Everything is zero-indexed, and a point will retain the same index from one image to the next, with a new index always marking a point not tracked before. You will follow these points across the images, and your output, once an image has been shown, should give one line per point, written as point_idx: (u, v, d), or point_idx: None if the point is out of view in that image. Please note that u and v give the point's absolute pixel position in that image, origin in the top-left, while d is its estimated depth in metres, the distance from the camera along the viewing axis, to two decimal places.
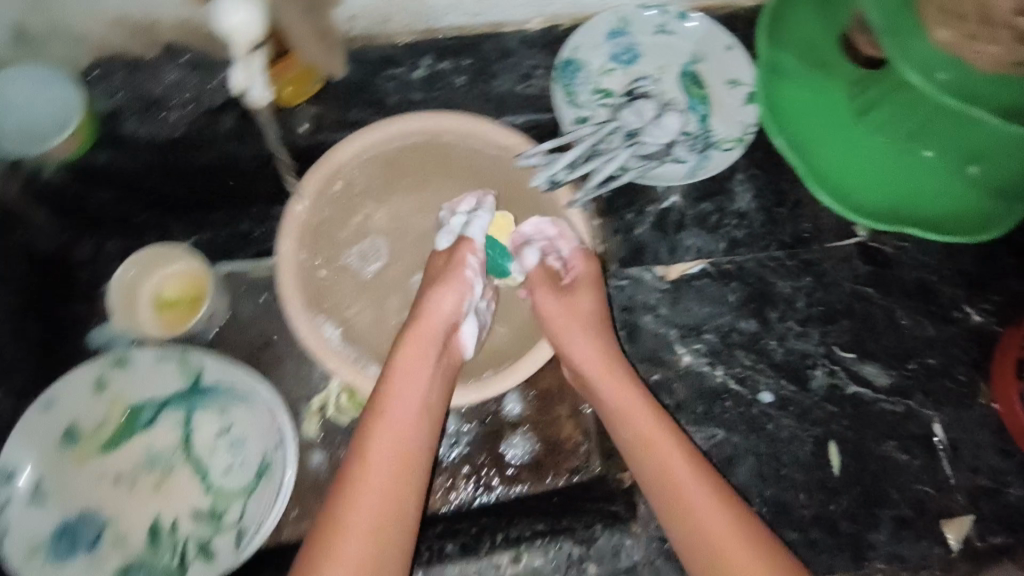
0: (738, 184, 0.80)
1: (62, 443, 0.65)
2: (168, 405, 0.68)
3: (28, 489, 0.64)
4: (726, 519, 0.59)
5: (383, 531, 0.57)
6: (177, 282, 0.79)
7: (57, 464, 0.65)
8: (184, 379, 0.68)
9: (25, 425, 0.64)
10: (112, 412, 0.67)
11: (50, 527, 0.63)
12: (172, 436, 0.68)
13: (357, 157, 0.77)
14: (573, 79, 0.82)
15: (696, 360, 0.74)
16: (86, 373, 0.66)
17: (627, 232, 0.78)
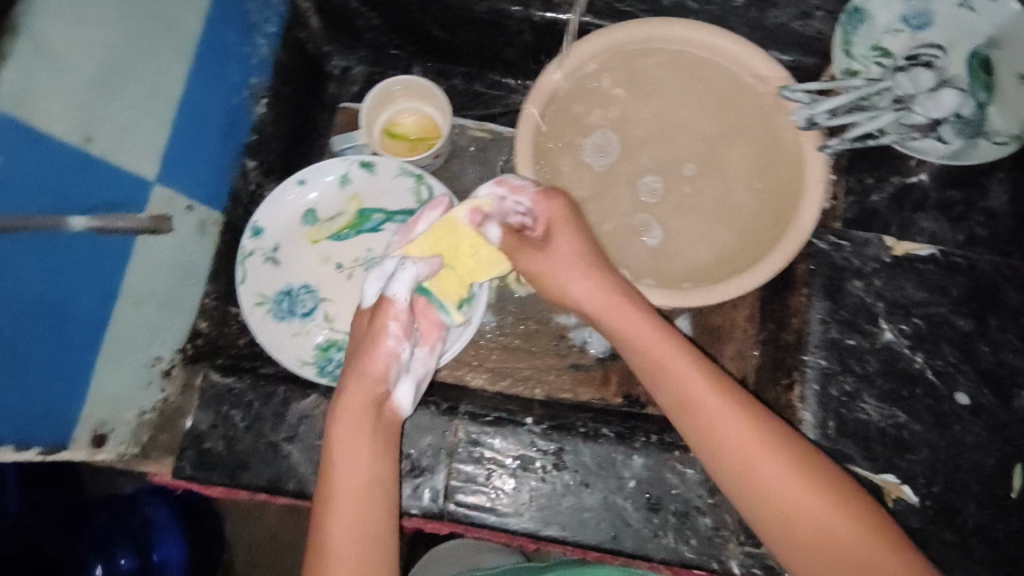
0: (997, 182, 0.75)
1: (302, 221, 0.75)
2: (393, 218, 0.76)
3: (268, 250, 0.73)
4: (773, 455, 0.55)
5: (361, 447, 0.58)
6: (416, 120, 0.85)
7: (293, 238, 0.75)
8: (414, 199, 0.76)
9: (282, 194, 0.74)
10: (347, 210, 0.76)
11: (278, 287, 0.73)
12: (389, 248, 0.76)
13: (619, 46, 0.77)
14: (856, 28, 0.79)
15: (897, 339, 0.71)
16: (335, 166, 0.76)
17: (861, 195, 0.76)
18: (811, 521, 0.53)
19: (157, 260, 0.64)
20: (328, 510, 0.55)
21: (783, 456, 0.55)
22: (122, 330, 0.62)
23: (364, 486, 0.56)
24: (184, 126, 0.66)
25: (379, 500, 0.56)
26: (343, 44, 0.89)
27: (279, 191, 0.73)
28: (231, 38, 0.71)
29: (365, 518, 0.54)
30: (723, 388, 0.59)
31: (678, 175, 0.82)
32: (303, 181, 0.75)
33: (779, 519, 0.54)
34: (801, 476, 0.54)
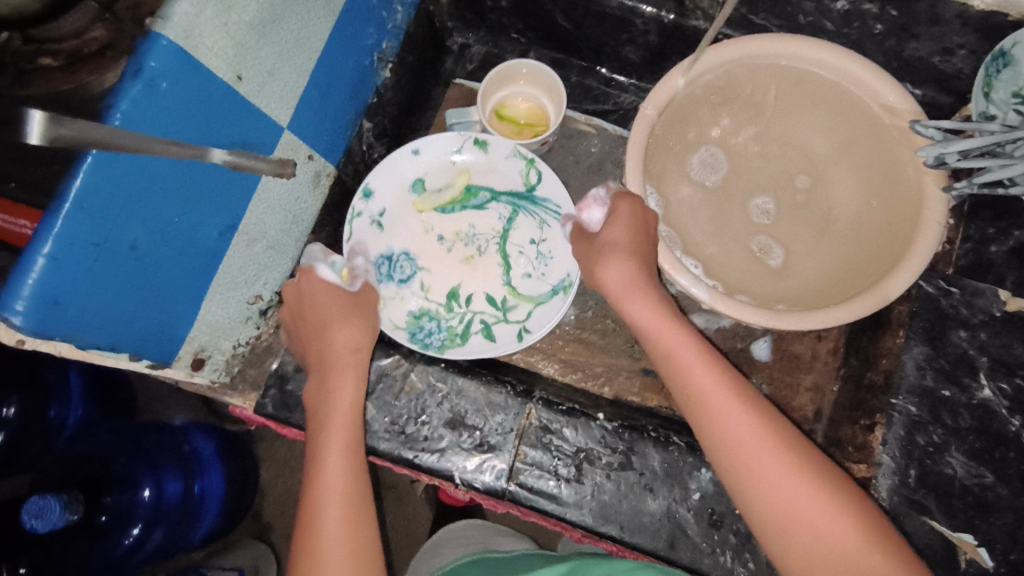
0: None
1: (410, 187, 0.79)
2: (499, 198, 0.79)
3: (375, 213, 0.77)
4: (777, 453, 0.53)
5: (353, 414, 0.60)
6: (527, 106, 0.86)
7: (399, 204, 0.78)
8: (523, 182, 0.79)
9: (396, 161, 0.78)
10: (455, 184, 0.80)
11: (380, 249, 0.77)
12: (491, 226, 0.79)
13: (748, 59, 0.75)
14: (999, 72, 0.75)
15: (997, 398, 0.68)
16: (451, 140, 0.79)
17: (980, 244, 0.74)
18: (812, 524, 0.50)
19: (274, 202, 0.67)
20: (316, 462, 0.56)
21: (784, 455, 0.53)
22: (234, 263, 0.64)
23: (352, 440, 0.58)
24: (318, 78, 0.68)
25: (361, 445, 0.59)
26: (467, 23, 0.92)
27: (395, 156, 0.77)
28: (373, 1, 0.73)
29: (354, 470, 0.56)
30: (739, 386, 0.57)
31: (793, 189, 0.81)
32: (417, 151, 0.78)
33: (773, 519, 0.52)
34: (807, 474, 0.52)
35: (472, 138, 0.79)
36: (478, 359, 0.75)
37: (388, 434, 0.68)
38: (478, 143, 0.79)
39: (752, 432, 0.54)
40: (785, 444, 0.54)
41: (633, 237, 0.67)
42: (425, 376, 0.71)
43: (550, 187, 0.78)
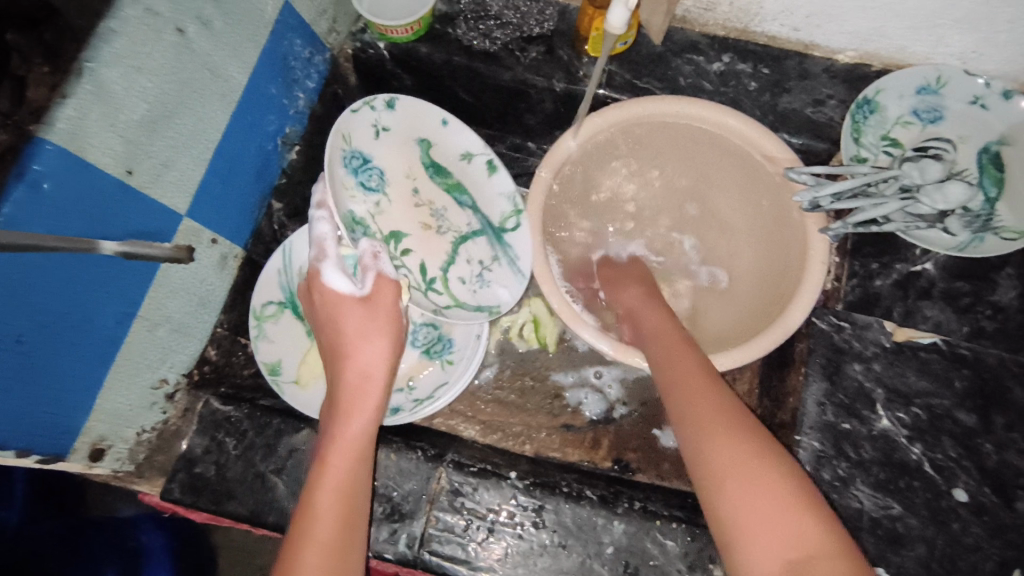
0: (1004, 278, 0.74)
1: (415, 139, 0.76)
2: (476, 214, 0.79)
3: (380, 123, 0.73)
4: (739, 457, 0.56)
5: (358, 448, 0.62)
6: None
7: (404, 139, 0.75)
8: (499, 217, 0.78)
9: (426, 112, 0.75)
10: (450, 172, 0.78)
11: (361, 146, 0.72)
12: (456, 225, 0.79)
13: (636, 121, 0.78)
14: (866, 118, 0.80)
15: (895, 427, 0.70)
16: (474, 144, 0.77)
17: (866, 279, 0.76)
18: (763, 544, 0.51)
19: (177, 287, 0.69)
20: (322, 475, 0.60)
21: (746, 459, 0.55)
22: (135, 349, 0.65)
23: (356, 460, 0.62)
24: (218, 166, 0.71)
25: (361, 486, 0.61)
26: (379, 102, 0.98)
27: (423, 106, 0.74)
28: (273, 91, 0.77)
29: (347, 499, 0.59)
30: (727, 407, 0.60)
31: None
32: (446, 124, 0.76)
33: (742, 499, 0.53)
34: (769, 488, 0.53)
35: (486, 158, 0.77)
36: (391, 427, 0.75)
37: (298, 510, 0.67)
38: (468, 156, 0.77)
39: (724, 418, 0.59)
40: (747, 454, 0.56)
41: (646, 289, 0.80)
42: None
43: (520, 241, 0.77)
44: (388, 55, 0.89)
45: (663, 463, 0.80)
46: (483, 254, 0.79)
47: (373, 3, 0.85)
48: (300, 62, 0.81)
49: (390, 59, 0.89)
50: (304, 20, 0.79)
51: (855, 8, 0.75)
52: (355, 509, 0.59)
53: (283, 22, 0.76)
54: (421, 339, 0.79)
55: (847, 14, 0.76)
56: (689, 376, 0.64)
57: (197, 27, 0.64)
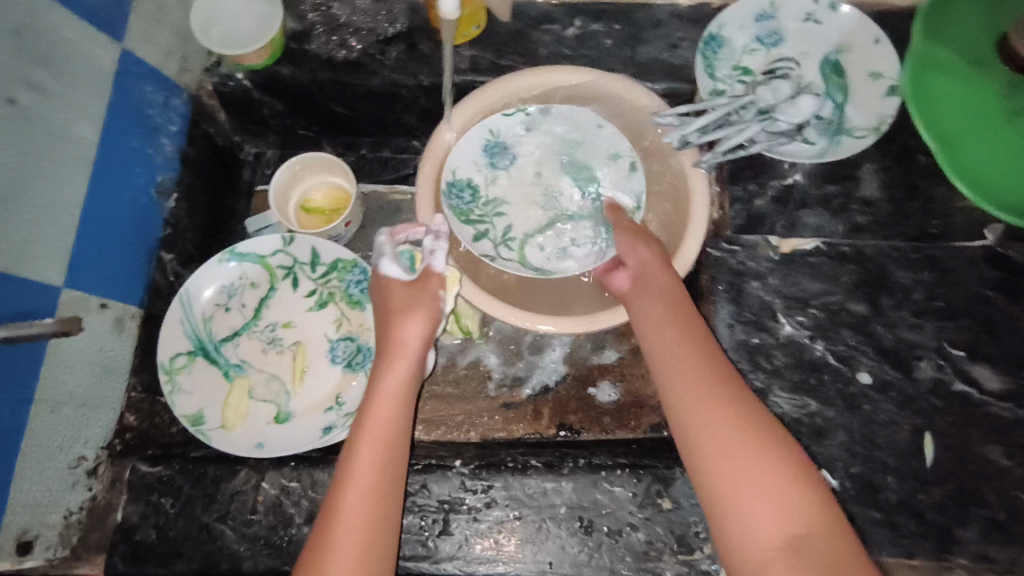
0: (866, 173, 0.80)
1: (565, 136, 0.82)
2: (594, 202, 0.82)
3: (533, 122, 0.82)
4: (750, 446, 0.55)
5: (388, 444, 0.61)
6: (327, 193, 0.90)
7: (552, 133, 0.82)
8: (598, 201, 0.82)
9: (579, 110, 0.81)
10: (590, 168, 0.83)
11: (507, 138, 0.82)
12: (566, 205, 0.83)
13: (507, 97, 0.80)
14: (715, 53, 0.85)
15: (798, 331, 0.75)
16: (622, 146, 0.81)
17: (747, 201, 0.80)
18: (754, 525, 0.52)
19: (73, 360, 0.66)
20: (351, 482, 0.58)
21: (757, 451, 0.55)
22: (40, 433, 0.63)
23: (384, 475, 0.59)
24: (90, 230, 0.69)
25: (393, 467, 0.60)
26: (255, 132, 0.96)
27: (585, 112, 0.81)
28: (133, 142, 0.75)
29: (377, 493, 0.58)
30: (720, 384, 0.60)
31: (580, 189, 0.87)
32: (601, 127, 0.81)
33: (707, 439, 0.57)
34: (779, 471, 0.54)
35: (630, 161, 0.81)
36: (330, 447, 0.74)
37: (251, 551, 0.66)
38: (617, 157, 0.82)
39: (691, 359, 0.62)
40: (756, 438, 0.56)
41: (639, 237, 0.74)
42: (276, 482, 0.68)
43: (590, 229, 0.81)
44: (251, 83, 0.86)
45: (604, 417, 0.83)
46: (586, 233, 0.81)
47: (223, 34, 0.83)
48: (157, 108, 0.79)
49: (255, 88, 0.87)
50: (151, 65, 0.77)
51: None
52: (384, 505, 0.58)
53: (127, 71, 0.74)
54: (341, 355, 0.78)
55: None
56: (675, 342, 0.64)
57: (29, 94, 0.62)
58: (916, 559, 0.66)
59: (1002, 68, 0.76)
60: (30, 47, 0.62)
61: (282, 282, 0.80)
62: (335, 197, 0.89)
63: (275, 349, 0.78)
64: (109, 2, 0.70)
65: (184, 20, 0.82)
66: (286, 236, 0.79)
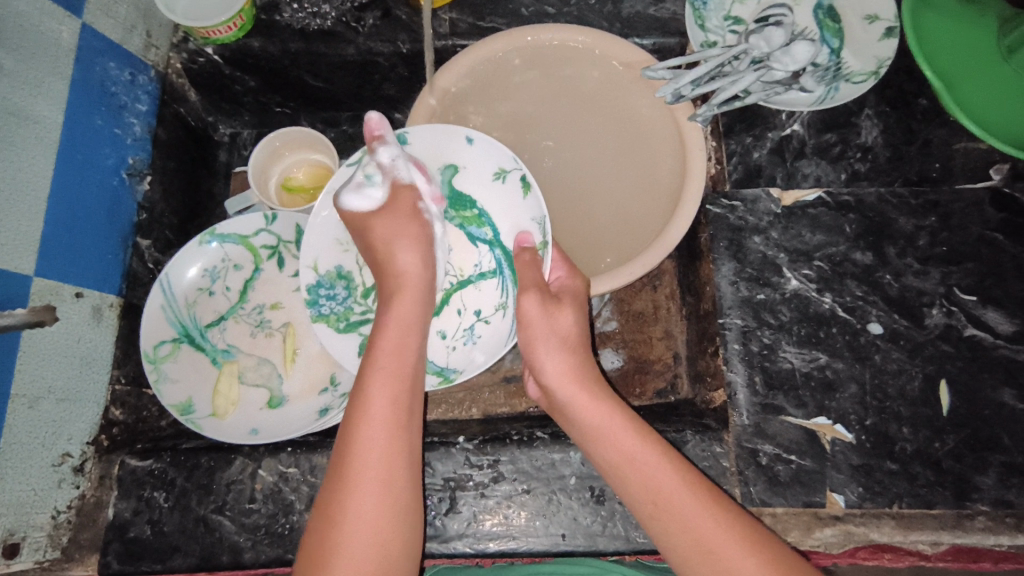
0: (865, 119, 0.78)
1: (441, 165, 0.70)
2: (492, 249, 0.70)
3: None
4: (708, 511, 0.54)
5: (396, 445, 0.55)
6: (309, 171, 0.86)
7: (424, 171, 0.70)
8: (491, 258, 0.70)
9: (445, 133, 0.69)
10: (473, 202, 0.70)
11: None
12: (462, 267, 0.71)
13: (492, 55, 0.76)
14: (705, 3, 0.82)
15: (804, 284, 0.72)
16: (504, 157, 0.68)
17: (744, 154, 0.78)
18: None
19: (50, 353, 0.63)
20: (347, 494, 0.53)
21: (719, 511, 0.54)
22: (19, 431, 0.60)
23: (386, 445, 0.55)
24: (57, 215, 0.65)
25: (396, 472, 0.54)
26: (229, 112, 0.92)
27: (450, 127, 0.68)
28: (98, 122, 0.71)
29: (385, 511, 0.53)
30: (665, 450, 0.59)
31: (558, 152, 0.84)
32: (471, 141, 0.68)
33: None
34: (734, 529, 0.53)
35: (521, 175, 0.67)
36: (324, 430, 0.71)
37: (251, 541, 0.63)
38: (503, 173, 0.69)
39: (670, 479, 0.56)
40: (711, 498, 0.55)
41: (574, 298, 0.67)
42: (273, 469, 0.66)
43: (490, 298, 0.70)
44: (221, 59, 0.82)
45: None
46: (490, 300, 0.70)
47: (189, 7, 0.79)
48: (122, 87, 0.75)
49: (225, 63, 0.83)
50: (112, 41, 0.73)
51: None
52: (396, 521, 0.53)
53: (86, 47, 0.70)
54: None
55: None
56: (643, 462, 0.58)
57: None
58: (934, 509, 0.65)
59: (1000, 4, 0.75)
60: None
61: (266, 262, 0.76)
62: (317, 173, 0.86)
63: (263, 331, 0.74)
64: None
65: None
66: (269, 213, 0.75)
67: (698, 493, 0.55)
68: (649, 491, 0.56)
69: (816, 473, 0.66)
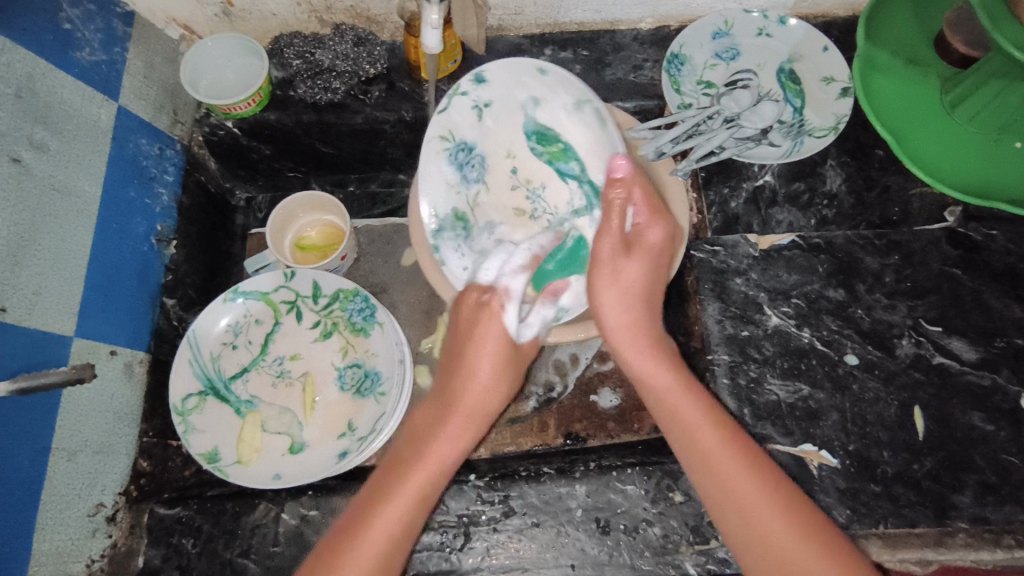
0: (829, 170, 0.86)
1: (522, 101, 0.72)
2: (581, 185, 0.74)
3: (481, 101, 0.72)
4: (756, 479, 0.58)
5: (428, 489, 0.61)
6: (321, 231, 0.93)
7: (505, 109, 0.73)
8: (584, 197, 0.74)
9: (521, 66, 0.71)
10: (557, 135, 0.73)
11: (467, 136, 0.73)
12: (556, 204, 0.76)
13: None
14: (679, 70, 0.91)
15: (784, 321, 0.79)
16: (576, 89, 0.70)
17: (722, 204, 0.85)
18: (763, 527, 0.56)
19: (86, 408, 0.67)
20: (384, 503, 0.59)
21: (750, 464, 0.59)
22: (58, 483, 0.63)
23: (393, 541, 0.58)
24: (95, 278, 0.71)
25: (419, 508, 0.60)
26: (244, 177, 0.99)
27: (522, 60, 0.70)
28: (131, 194, 0.78)
29: (399, 528, 0.58)
30: (723, 419, 0.62)
31: None
32: (543, 72, 0.70)
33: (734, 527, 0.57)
34: (775, 501, 0.57)
35: (597, 107, 0.70)
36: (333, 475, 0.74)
37: None
38: (581, 104, 0.70)
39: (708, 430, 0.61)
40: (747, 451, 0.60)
41: (645, 248, 0.69)
42: (295, 512, 0.69)
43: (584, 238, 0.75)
44: (239, 131, 0.90)
45: (608, 422, 0.85)
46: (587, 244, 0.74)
47: (211, 86, 0.86)
48: (152, 159, 0.82)
49: (243, 134, 0.90)
50: (144, 120, 0.80)
51: None
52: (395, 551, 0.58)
53: (122, 126, 0.77)
54: (349, 381, 0.80)
55: None
56: (692, 410, 0.63)
57: (33, 153, 0.64)
58: (918, 527, 0.70)
59: (939, 64, 0.83)
60: (32, 108, 0.64)
61: (285, 316, 0.82)
62: (330, 235, 0.93)
63: (283, 381, 0.79)
64: (102, 63, 0.74)
65: (172, 75, 0.85)
66: (287, 271, 0.81)
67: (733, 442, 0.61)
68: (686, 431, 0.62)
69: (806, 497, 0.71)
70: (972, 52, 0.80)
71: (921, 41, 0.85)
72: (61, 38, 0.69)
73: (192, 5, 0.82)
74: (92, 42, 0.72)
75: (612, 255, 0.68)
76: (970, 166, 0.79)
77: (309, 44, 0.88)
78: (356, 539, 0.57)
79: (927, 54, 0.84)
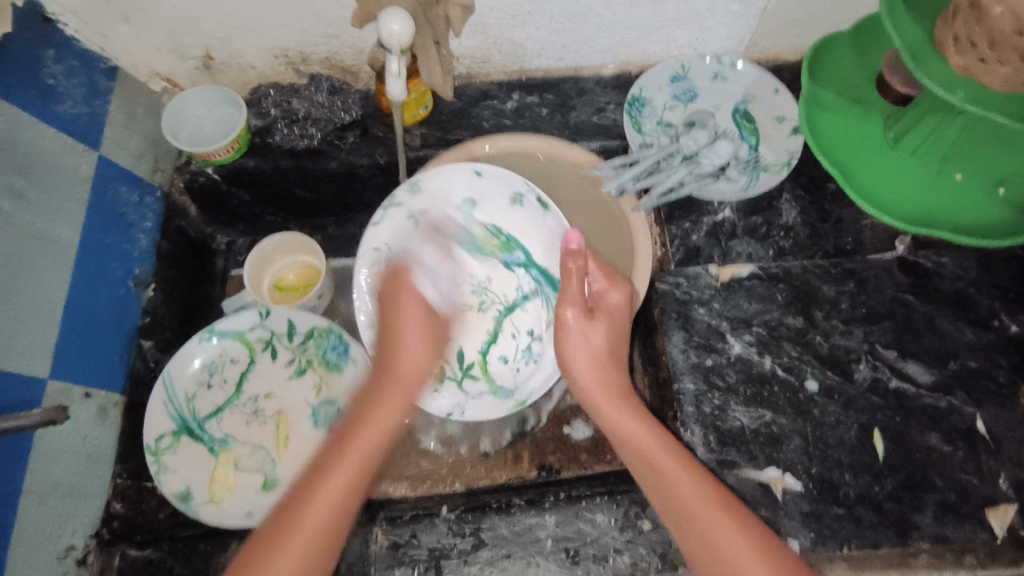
0: (784, 203, 0.90)
1: (459, 203, 0.80)
2: (528, 271, 0.83)
3: (416, 210, 0.78)
4: (736, 529, 0.60)
5: (371, 452, 0.64)
6: (298, 272, 0.95)
7: (440, 215, 0.80)
8: (529, 282, 0.83)
9: (456, 172, 0.79)
10: (498, 230, 0.82)
11: (407, 248, 0.79)
12: (504, 294, 0.83)
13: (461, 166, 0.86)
14: (639, 112, 0.95)
15: (746, 348, 0.81)
16: (514, 184, 0.79)
17: (684, 237, 0.88)
18: (723, 548, 0.59)
19: (58, 450, 0.68)
20: (318, 481, 0.60)
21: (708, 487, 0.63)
22: (27, 527, 0.64)
23: (339, 506, 0.59)
24: (71, 320, 0.73)
25: (358, 473, 0.62)
26: (223, 221, 1.02)
27: (458, 166, 0.79)
28: (109, 239, 0.80)
29: (345, 493, 0.60)
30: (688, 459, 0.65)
31: None
32: (478, 173, 0.79)
33: (694, 548, 0.61)
34: (723, 512, 0.61)
35: (537, 196, 0.79)
36: None
37: None
38: (519, 198, 0.80)
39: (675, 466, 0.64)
40: (709, 481, 0.63)
41: (608, 314, 0.74)
42: None
43: (536, 319, 0.83)
44: (220, 177, 0.93)
45: (581, 454, 0.87)
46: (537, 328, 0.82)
47: (191, 135, 0.90)
48: (132, 206, 0.84)
49: (223, 180, 0.93)
50: (124, 168, 0.83)
51: (593, 31, 0.90)
52: (345, 508, 0.59)
53: (102, 175, 0.80)
54: (322, 418, 0.82)
55: (590, 39, 0.92)
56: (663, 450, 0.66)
57: (11, 202, 0.66)
58: (881, 549, 0.71)
59: (882, 102, 0.88)
60: (13, 158, 0.67)
61: (261, 355, 0.84)
62: (307, 275, 0.95)
63: (257, 419, 0.81)
64: (83, 115, 0.77)
65: (154, 125, 0.89)
66: (263, 311, 0.83)
67: (697, 476, 0.63)
68: (654, 476, 0.65)
69: (771, 522, 0.72)
70: (911, 91, 0.84)
71: (863, 81, 0.89)
72: (43, 92, 0.72)
73: (173, 59, 0.86)
74: (74, 95, 0.75)
75: (574, 311, 0.73)
76: (915, 196, 0.83)
77: (287, 94, 0.92)
78: (304, 512, 0.57)
79: (871, 92, 0.88)
